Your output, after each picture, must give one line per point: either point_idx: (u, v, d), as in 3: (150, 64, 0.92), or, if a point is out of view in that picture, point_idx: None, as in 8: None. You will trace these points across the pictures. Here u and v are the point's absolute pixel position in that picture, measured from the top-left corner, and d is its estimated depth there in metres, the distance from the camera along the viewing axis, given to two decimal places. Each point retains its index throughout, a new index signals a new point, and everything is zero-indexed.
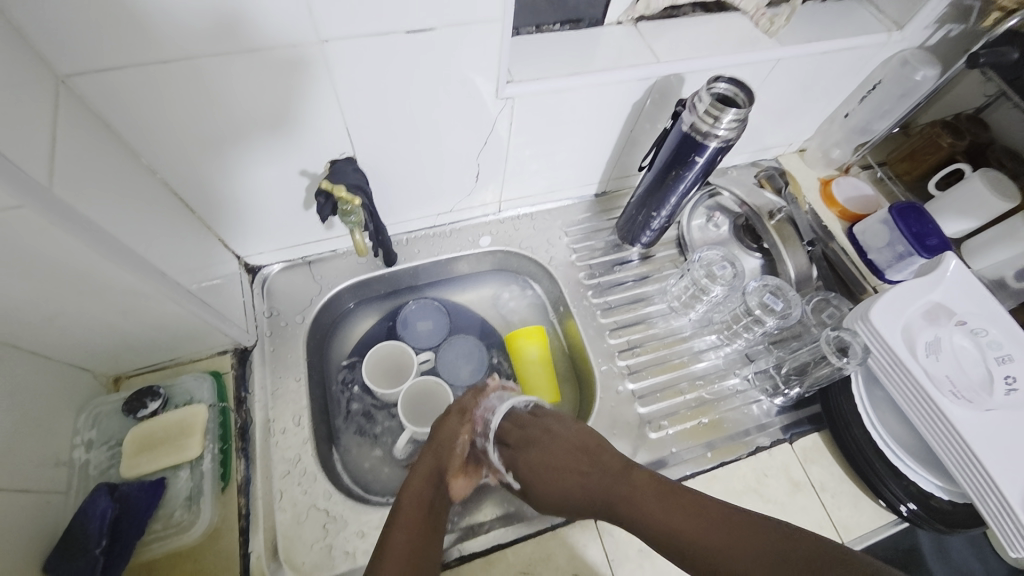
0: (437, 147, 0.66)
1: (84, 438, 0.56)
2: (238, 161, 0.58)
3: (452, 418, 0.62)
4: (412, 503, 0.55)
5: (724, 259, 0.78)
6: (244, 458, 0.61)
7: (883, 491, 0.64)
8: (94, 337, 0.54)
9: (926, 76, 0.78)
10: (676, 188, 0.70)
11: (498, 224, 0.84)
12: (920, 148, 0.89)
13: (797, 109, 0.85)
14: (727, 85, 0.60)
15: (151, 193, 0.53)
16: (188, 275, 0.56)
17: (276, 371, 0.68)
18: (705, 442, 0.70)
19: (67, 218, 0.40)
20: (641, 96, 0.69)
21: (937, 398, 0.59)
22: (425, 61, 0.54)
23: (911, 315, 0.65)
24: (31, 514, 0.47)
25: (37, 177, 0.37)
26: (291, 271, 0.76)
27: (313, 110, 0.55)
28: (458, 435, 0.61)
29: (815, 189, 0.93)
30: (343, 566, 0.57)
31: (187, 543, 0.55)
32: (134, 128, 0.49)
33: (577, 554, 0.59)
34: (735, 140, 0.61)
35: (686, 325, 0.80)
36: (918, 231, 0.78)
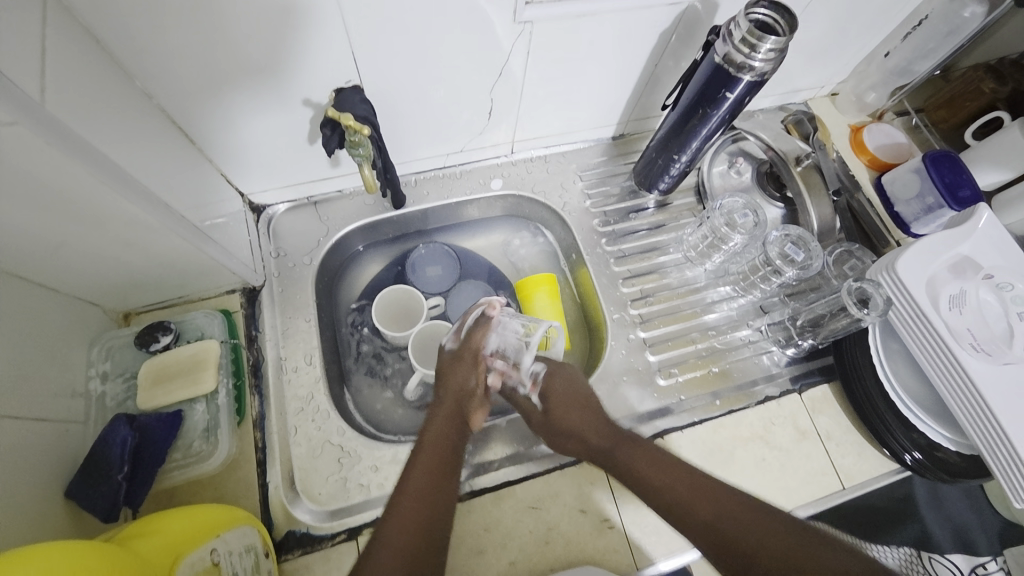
0: (447, 79, 0.62)
1: (99, 369, 0.57)
2: (238, 88, 0.54)
3: (467, 357, 0.62)
4: (433, 444, 0.55)
5: (745, 208, 0.75)
6: (258, 394, 0.62)
7: (888, 440, 0.65)
8: (100, 271, 0.52)
9: (975, 12, 0.71)
10: (701, 130, 0.66)
11: (511, 166, 0.81)
12: (961, 93, 0.83)
13: (835, 46, 0.79)
14: (767, 11, 0.55)
15: (149, 121, 0.50)
16: (195, 211, 0.55)
17: (286, 312, 0.68)
18: (712, 391, 0.70)
19: (61, 137, 0.37)
20: (669, 27, 0.63)
21: (956, 350, 0.58)
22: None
23: (937, 267, 0.63)
24: (51, 442, 0.48)
25: (27, 90, 0.35)
26: (297, 211, 0.74)
27: (318, 35, 0.51)
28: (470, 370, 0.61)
29: (845, 136, 0.88)
30: (358, 498, 0.59)
31: (208, 472, 0.57)
32: (128, 46, 0.46)
33: (585, 492, 0.61)
34: (770, 74, 0.57)
35: (701, 276, 0.78)
36: (951, 181, 0.73)
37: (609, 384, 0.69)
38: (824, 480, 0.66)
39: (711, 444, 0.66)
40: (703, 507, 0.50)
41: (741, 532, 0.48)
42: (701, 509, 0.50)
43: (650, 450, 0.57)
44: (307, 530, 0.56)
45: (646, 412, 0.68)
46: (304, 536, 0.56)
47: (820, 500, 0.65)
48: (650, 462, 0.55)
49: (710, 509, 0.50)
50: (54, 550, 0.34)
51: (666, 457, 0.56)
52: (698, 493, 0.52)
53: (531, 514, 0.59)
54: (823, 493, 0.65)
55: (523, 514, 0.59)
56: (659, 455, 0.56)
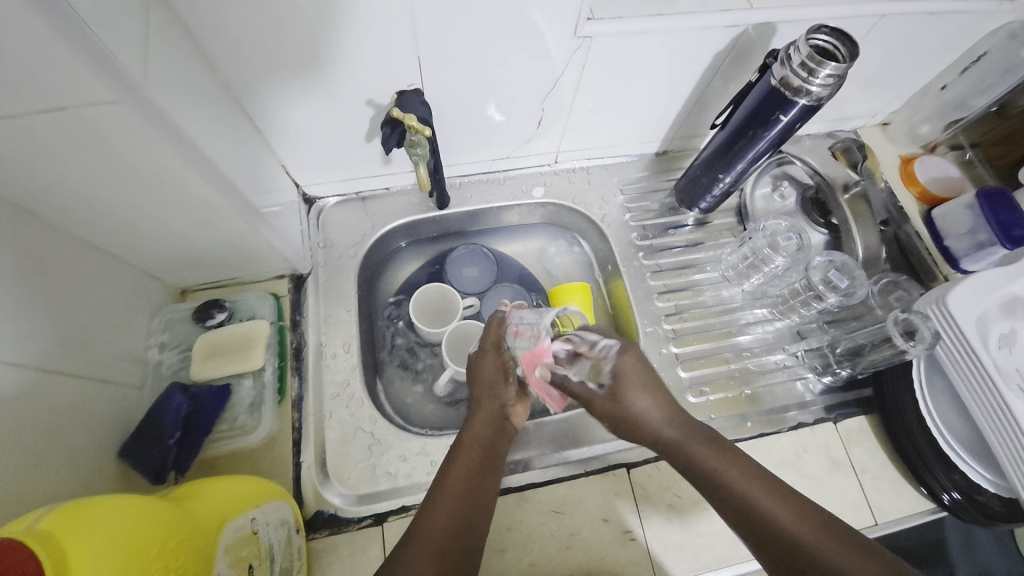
0: (502, 87, 0.64)
1: (157, 339, 0.60)
2: (307, 85, 0.57)
3: (489, 348, 0.59)
4: (472, 442, 0.55)
5: (790, 231, 0.74)
6: (298, 376, 0.64)
7: (927, 478, 0.63)
8: (166, 247, 0.56)
9: None
10: (749, 151, 0.66)
11: (553, 175, 0.83)
12: (1020, 130, 0.78)
13: (889, 76, 0.78)
14: (829, 37, 0.55)
15: (226, 111, 0.53)
16: (257, 196, 0.58)
17: (329, 300, 0.70)
18: (742, 413, 0.69)
19: (156, 117, 0.40)
20: (723, 49, 0.64)
21: (1005, 392, 0.56)
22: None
23: (988, 304, 0.61)
24: (110, 402, 0.52)
25: (131, 71, 0.38)
26: (346, 205, 0.77)
27: (387, 39, 0.54)
28: (497, 363, 0.58)
29: (895, 166, 0.87)
30: (385, 485, 0.60)
31: (248, 445, 0.59)
32: (215, 40, 0.49)
33: (608, 502, 0.61)
34: (827, 100, 0.57)
35: (737, 296, 0.78)
36: (1006, 220, 0.71)
37: None
38: (855, 514, 0.64)
39: None
40: (774, 519, 0.46)
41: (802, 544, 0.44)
42: (774, 522, 0.46)
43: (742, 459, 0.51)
44: (335, 512, 0.58)
45: None
46: (331, 518, 0.57)
47: None
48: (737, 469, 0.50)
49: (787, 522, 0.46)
50: (119, 502, 0.36)
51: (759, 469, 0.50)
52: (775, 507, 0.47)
53: (553, 518, 0.60)
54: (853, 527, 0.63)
55: (545, 518, 0.60)
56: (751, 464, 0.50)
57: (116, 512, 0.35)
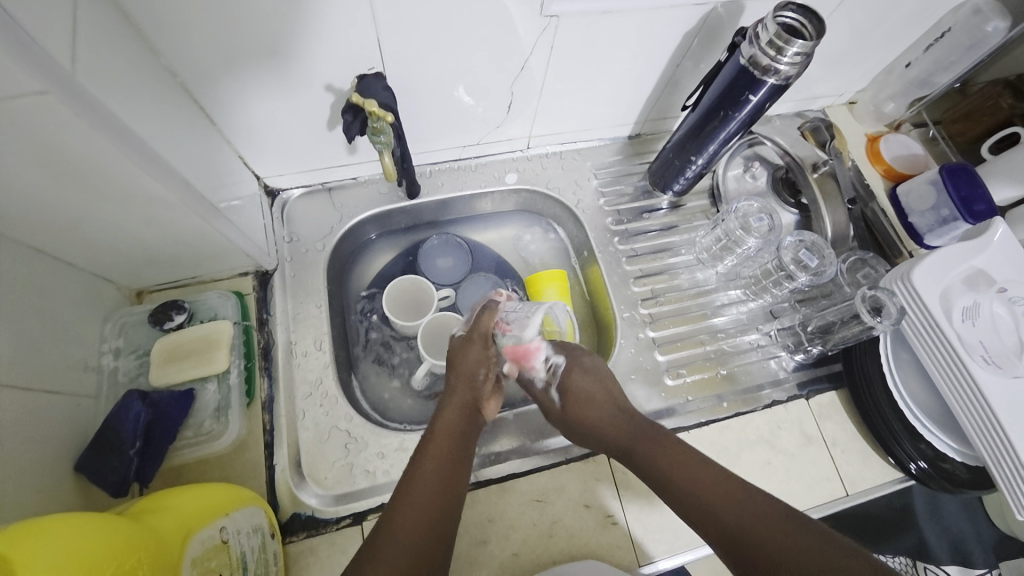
0: (470, 69, 0.62)
1: (111, 346, 0.57)
2: (261, 71, 0.54)
3: (477, 341, 0.61)
4: (443, 433, 0.56)
5: (761, 212, 0.75)
6: (267, 377, 0.62)
7: (894, 449, 0.65)
8: (115, 247, 0.52)
9: (998, 27, 0.72)
10: (720, 132, 0.66)
11: (526, 161, 0.81)
12: (978, 106, 0.83)
13: (856, 54, 0.79)
14: (796, 14, 0.55)
15: (172, 99, 0.50)
16: (213, 190, 0.55)
17: (297, 297, 0.68)
18: (718, 393, 0.70)
19: (90, 109, 0.37)
20: (693, 28, 0.63)
21: (967, 362, 0.58)
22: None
23: (951, 279, 0.62)
24: (62, 415, 0.49)
25: (61, 59, 0.35)
26: (312, 197, 0.74)
27: (343, 20, 0.51)
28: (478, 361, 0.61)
29: (861, 145, 0.88)
30: (364, 484, 0.59)
31: (217, 451, 0.57)
32: (154, 22, 0.46)
33: (589, 488, 0.61)
34: (795, 79, 0.57)
35: (711, 278, 0.78)
36: (967, 195, 0.73)
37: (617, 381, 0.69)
38: (828, 486, 0.66)
39: (716, 446, 0.66)
40: (727, 507, 0.50)
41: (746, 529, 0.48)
42: (722, 509, 0.50)
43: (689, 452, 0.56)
44: (313, 513, 0.56)
45: (652, 411, 0.68)
46: (308, 520, 0.56)
47: (823, 506, 0.65)
48: (685, 463, 0.54)
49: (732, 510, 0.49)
50: (74, 520, 0.34)
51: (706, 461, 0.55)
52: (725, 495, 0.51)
53: (536, 507, 0.59)
54: (825, 499, 0.65)
55: (527, 507, 0.59)
56: (699, 457, 0.55)
57: (73, 530, 0.33)
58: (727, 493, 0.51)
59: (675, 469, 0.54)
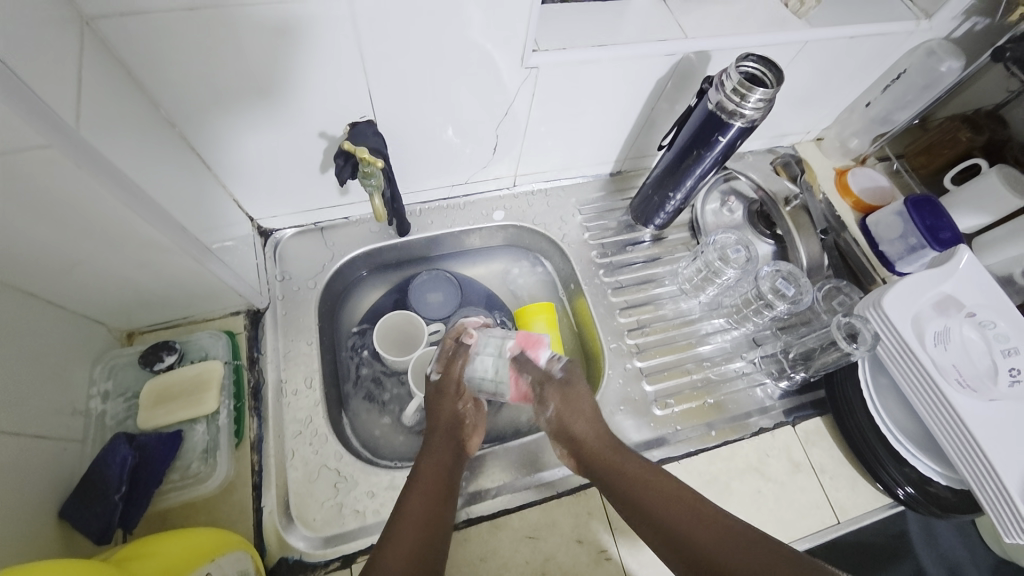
0: (456, 114, 0.65)
1: (100, 388, 0.57)
2: (256, 119, 0.57)
3: (450, 389, 0.65)
4: (428, 469, 0.57)
5: (739, 243, 0.79)
6: (257, 417, 0.62)
7: (883, 476, 0.66)
8: (107, 289, 0.53)
9: (952, 67, 0.77)
10: (694, 170, 0.69)
11: (512, 198, 0.84)
12: (938, 141, 0.89)
13: (818, 96, 0.84)
14: (756, 64, 0.59)
15: (170, 146, 0.52)
16: (206, 232, 0.56)
17: (288, 335, 0.68)
18: (707, 422, 0.71)
19: (89, 158, 0.39)
20: (664, 75, 0.68)
21: (944, 387, 0.60)
22: (444, 25, 0.53)
23: (922, 305, 0.65)
24: (48, 460, 0.48)
25: (64, 115, 0.37)
26: (304, 236, 0.75)
27: (335, 71, 0.54)
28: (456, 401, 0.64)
29: (830, 179, 0.93)
30: (353, 524, 0.58)
31: (203, 494, 0.56)
32: (155, 77, 0.48)
33: (581, 522, 0.61)
34: (760, 121, 0.61)
35: (695, 308, 0.80)
36: (931, 224, 0.77)
37: (606, 413, 0.70)
38: (819, 514, 0.66)
39: (707, 476, 0.66)
40: (697, 533, 0.52)
41: (719, 553, 0.50)
42: (696, 535, 0.52)
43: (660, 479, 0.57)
44: (301, 557, 0.55)
45: (642, 442, 0.69)
46: (296, 564, 0.55)
47: (815, 535, 0.65)
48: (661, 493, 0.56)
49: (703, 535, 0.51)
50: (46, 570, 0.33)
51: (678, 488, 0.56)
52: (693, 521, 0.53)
53: (528, 543, 0.59)
54: (818, 527, 0.65)
55: (520, 544, 0.59)
56: (676, 487, 0.56)
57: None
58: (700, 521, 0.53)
59: (650, 499, 0.55)
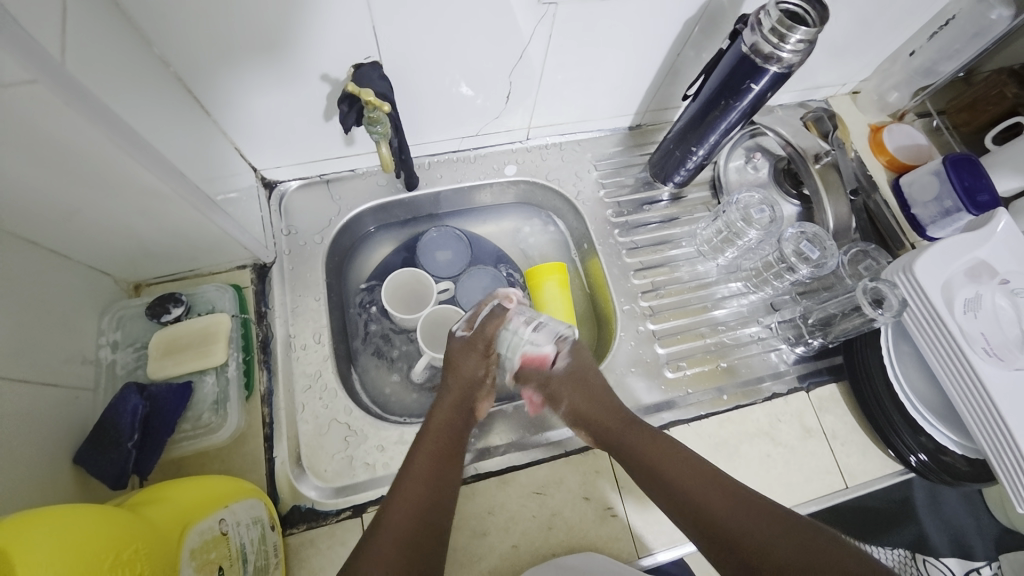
0: (467, 59, 0.61)
1: (109, 338, 0.57)
2: (254, 62, 0.53)
3: (478, 347, 0.61)
4: (437, 430, 0.56)
5: (762, 203, 0.75)
6: (266, 370, 0.62)
7: (895, 442, 0.65)
8: (108, 240, 0.52)
9: (1003, 15, 0.70)
10: (721, 122, 0.65)
11: (525, 152, 0.80)
12: (983, 96, 0.82)
13: (860, 43, 0.78)
14: (798, 0, 0.54)
15: (165, 88, 0.49)
16: (210, 183, 0.54)
17: (296, 290, 0.68)
18: (718, 386, 0.70)
19: (80, 98, 0.37)
20: (693, 17, 0.62)
21: (969, 354, 0.58)
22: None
23: (954, 271, 0.62)
24: (60, 407, 0.49)
25: (49, 47, 0.34)
26: (310, 189, 0.73)
27: (337, 8, 0.50)
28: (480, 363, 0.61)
29: (864, 136, 0.87)
30: (363, 476, 0.59)
31: (215, 444, 0.57)
32: (145, 11, 0.45)
33: (589, 480, 0.61)
34: (797, 67, 0.56)
35: (712, 271, 0.78)
36: (970, 185, 0.72)
37: (616, 374, 0.69)
38: (827, 478, 0.66)
39: (716, 438, 0.66)
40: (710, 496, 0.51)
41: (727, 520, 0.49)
42: (697, 496, 0.51)
43: (675, 449, 0.55)
44: (312, 505, 0.57)
45: (652, 404, 0.68)
46: (309, 512, 0.56)
47: (822, 498, 0.65)
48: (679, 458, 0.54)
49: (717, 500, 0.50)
50: (48, 519, 0.32)
51: (699, 460, 0.54)
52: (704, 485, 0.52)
53: (535, 499, 0.60)
54: (825, 491, 0.65)
55: (527, 499, 0.59)
56: (676, 446, 0.56)
57: (51, 526, 0.32)
58: (705, 485, 0.51)
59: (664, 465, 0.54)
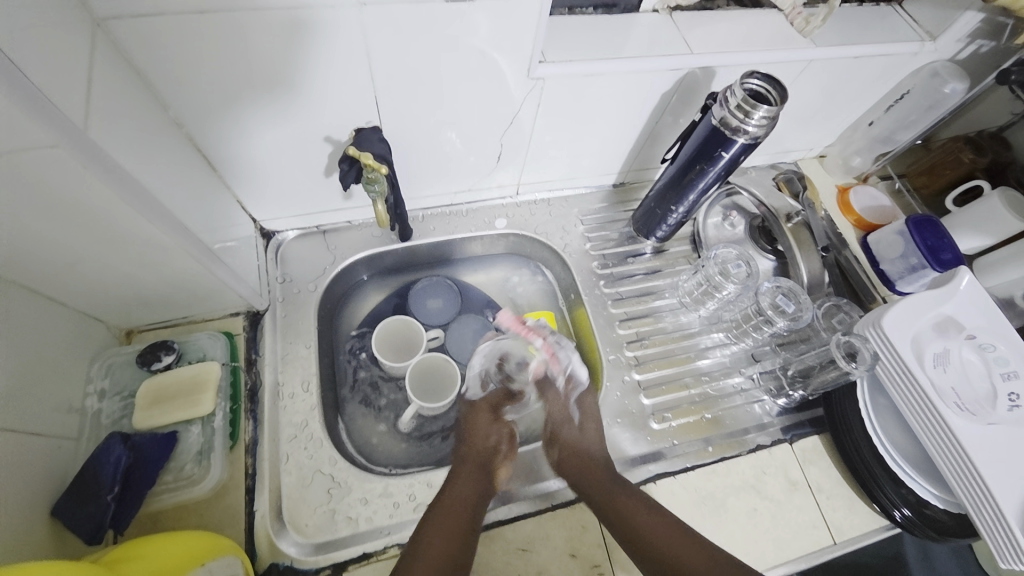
0: (461, 123, 0.66)
1: (97, 386, 0.57)
2: (259, 123, 0.57)
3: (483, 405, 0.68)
4: (454, 499, 0.56)
5: (739, 258, 0.78)
6: (252, 419, 0.62)
7: (878, 496, 0.65)
8: (107, 288, 0.53)
9: (956, 89, 0.77)
10: (697, 184, 0.69)
11: (515, 206, 0.84)
12: (940, 161, 0.89)
13: (823, 114, 0.85)
14: (761, 82, 0.60)
15: (176, 147, 0.53)
16: (210, 234, 0.57)
17: (287, 337, 0.68)
18: (703, 437, 0.70)
19: (96, 159, 0.39)
20: (669, 89, 0.68)
21: (941, 408, 0.60)
22: (445, 32, 0.53)
23: (921, 326, 0.65)
24: (43, 458, 0.48)
25: (73, 117, 0.37)
26: (306, 239, 0.76)
27: (342, 75, 0.55)
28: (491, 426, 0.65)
29: (833, 197, 0.93)
30: (345, 531, 0.58)
31: (195, 497, 0.56)
32: (165, 79, 0.49)
33: (575, 536, 0.60)
34: (763, 138, 0.61)
35: (695, 321, 0.80)
36: (933, 244, 0.77)
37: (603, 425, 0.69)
38: (815, 534, 0.65)
39: (702, 491, 0.66)
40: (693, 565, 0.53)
41: None
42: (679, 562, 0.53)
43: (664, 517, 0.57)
44: (291, 563, 0.55)
45: (639, 454, 0.68)
46: (287, 570, 0.55)
47: (810, 555, 0.64)
48: (660, 523, 0.57)
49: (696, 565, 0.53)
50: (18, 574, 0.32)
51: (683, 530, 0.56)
52: (683, 545, 0.55)
53: (520, 556, 0.58)
54: (812, 547, 0.65)
55: (512, 557, 0.58)
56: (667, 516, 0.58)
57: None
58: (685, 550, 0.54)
59: (642, 525, 0.56)
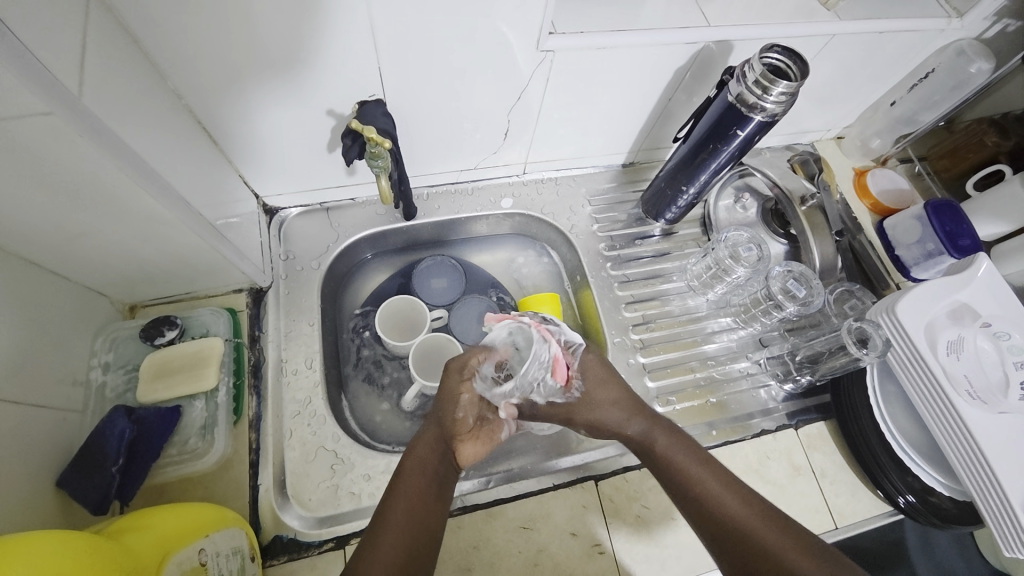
0: (467, 98, 0.64)
1: (101, 359, 0.57)
2: (261, 97, 0.56)
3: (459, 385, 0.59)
4: (415, 472, 0.52)
5: (750, 242, 0.77)
6: (256, 395, 0.62)
7: (883, 482, 0.65)
8: (109, 262, 0.53)
9: (982, 68, 0.73)
10: (710, 164, 0.67)
11: (521, 186, 0.83)
12: (963, 144, 0.85)
13: (842, 92, 0.82)
14: (781, 56, 0.57)
15: (175, 118, 0.51)
16: (212, 209, 0.56)
17: (290, 314, 0.68)
18: (707, 421, 0.70)
19: (94, 129, 0.38)
20: (683, 64, 0.66)
21: (952, 397, 0.59)
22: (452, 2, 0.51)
23: (935, 313, 0.63)
24: (48, 430, 0.48)
25: (68, 84, 0.36)
26: (309, 216, 0.75)
27: (345, 47, 0.53)
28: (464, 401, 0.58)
29: (849, 179, 0.90)
30: (348, 506, 0.58)
31: (200, 470, 0.56)
32: (162, 47, 0.47)
33: (576, 515, 0.60)
34: (781, 116, 0.59)
35: (702, 305, 0.79)
36: (951, 230, 0.75)
37: None
38: (817, 518, 0.65)
39: None
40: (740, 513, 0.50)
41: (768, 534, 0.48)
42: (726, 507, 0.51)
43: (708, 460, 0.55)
44: (295, 536, 0.56)
45: None
46: (290, 542, 0.55)
47: None
48: (703, 467, 0.54)
49: (733, 512, 0.50)
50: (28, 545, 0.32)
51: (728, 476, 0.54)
52: (724, 490, 0.52)
53: (521, 534, 0.59)
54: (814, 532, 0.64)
55: (513, 534, 0.59)
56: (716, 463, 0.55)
57: (20, 561, 0.31)
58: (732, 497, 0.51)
59: (688, 471, 0.54)
